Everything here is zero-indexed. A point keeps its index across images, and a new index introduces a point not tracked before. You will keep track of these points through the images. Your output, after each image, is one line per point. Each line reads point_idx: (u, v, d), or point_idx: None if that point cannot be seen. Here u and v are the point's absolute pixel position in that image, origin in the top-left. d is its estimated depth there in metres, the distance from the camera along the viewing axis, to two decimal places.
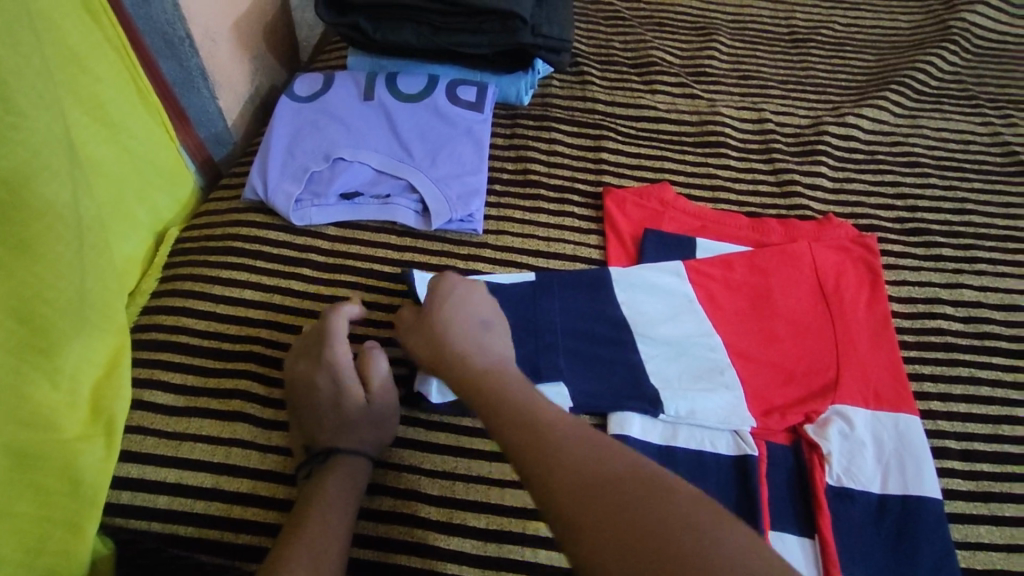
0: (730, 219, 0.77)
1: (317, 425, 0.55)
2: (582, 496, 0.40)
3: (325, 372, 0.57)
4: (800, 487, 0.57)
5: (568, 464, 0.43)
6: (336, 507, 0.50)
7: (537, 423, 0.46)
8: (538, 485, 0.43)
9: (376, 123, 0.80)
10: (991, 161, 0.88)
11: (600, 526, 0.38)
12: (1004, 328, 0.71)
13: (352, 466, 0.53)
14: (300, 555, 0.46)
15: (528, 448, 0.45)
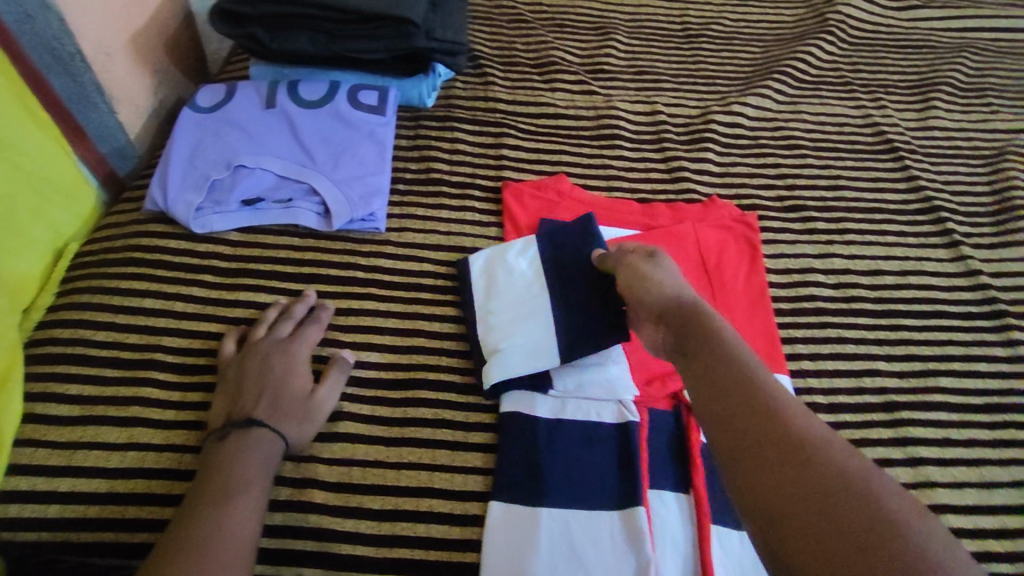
0: (623, 205, 0.82)
1: (246, 395, 0.58)
2: (775, 463, 0.41)
3: (276, 356, 0.61)
4: (679, 448, 0.62)
5: (760, 428, 0.43)
6: (248, 492, 0.51)
7: (729, 379, 0.47)
8: (715, 426, 0.46)
9: (279, 130, 0.82)
10: (863, 141, 0.96)
11: (769, 492, 0.40)
12: (869, 292, 0.78)
13: (267, 444, 0.55)
14: (212, 542, 0.47)
15: (720, 391, 0.47)
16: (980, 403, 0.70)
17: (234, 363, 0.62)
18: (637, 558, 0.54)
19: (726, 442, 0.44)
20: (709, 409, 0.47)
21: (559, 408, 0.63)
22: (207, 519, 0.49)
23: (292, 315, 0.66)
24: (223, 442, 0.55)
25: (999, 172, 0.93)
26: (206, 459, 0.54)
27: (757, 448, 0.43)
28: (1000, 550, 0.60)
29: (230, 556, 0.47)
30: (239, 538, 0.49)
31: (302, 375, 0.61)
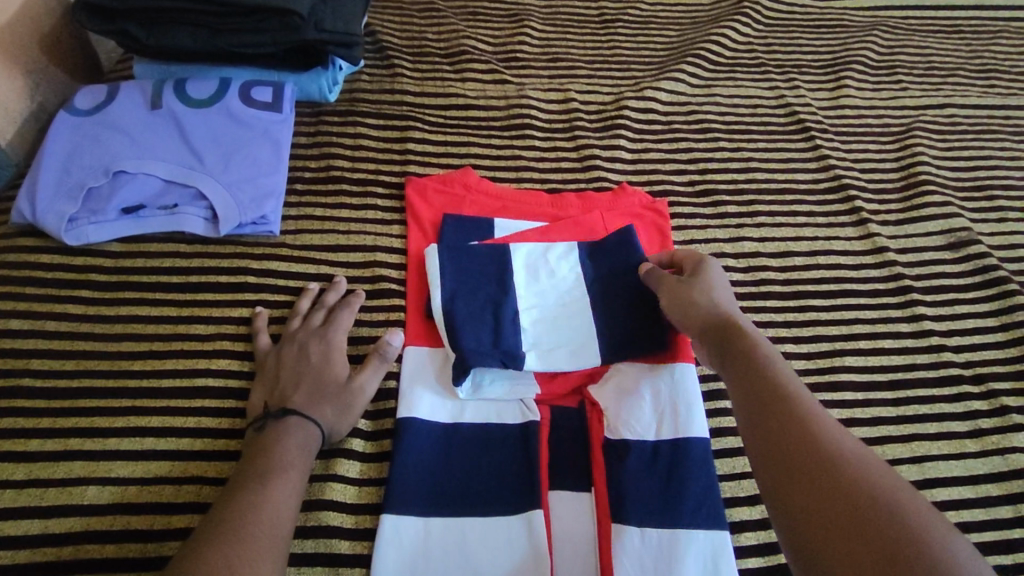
0: (531, 197, 0.80)
1: (286, 385, 0.59)
2: (805, 472, 0.44)
3: (314, 345, 0.62)
4: (581, 444, 0.61)
5: (797, 437, 0.46)
6: (287, 482, 0.51)
7: (768, 391, 0.50)
8: (754, 429, 0.49)
9: (164, 130, 0.76)
10: (776, 122, 0.97)
11: (798, 496, 0.44)
12: (779, 273, 0.79)
13: (305, 429, 0.55)
14: (249, 532, 0.46)
15: (761, 399, 0.50)
16: (885, 380, 0.71)
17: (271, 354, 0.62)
18: (533, 561, 0.53)
19: (762, 445, 0.47)
20: (748, 415, 0.50)
21: (458, 411, 0.61)
22: (246, 509, 0.48)
23: (325, 304, 0.67)
24: (263, 432, 0.55)
25: (907, 148, 0.95)
26: (247, 450, 0.54)
27: (796, 454, 0.46)
28: None
29: (269, 547, 0.46)
30: (276, 530, 0.48)
31: (341, 363, 0.61)
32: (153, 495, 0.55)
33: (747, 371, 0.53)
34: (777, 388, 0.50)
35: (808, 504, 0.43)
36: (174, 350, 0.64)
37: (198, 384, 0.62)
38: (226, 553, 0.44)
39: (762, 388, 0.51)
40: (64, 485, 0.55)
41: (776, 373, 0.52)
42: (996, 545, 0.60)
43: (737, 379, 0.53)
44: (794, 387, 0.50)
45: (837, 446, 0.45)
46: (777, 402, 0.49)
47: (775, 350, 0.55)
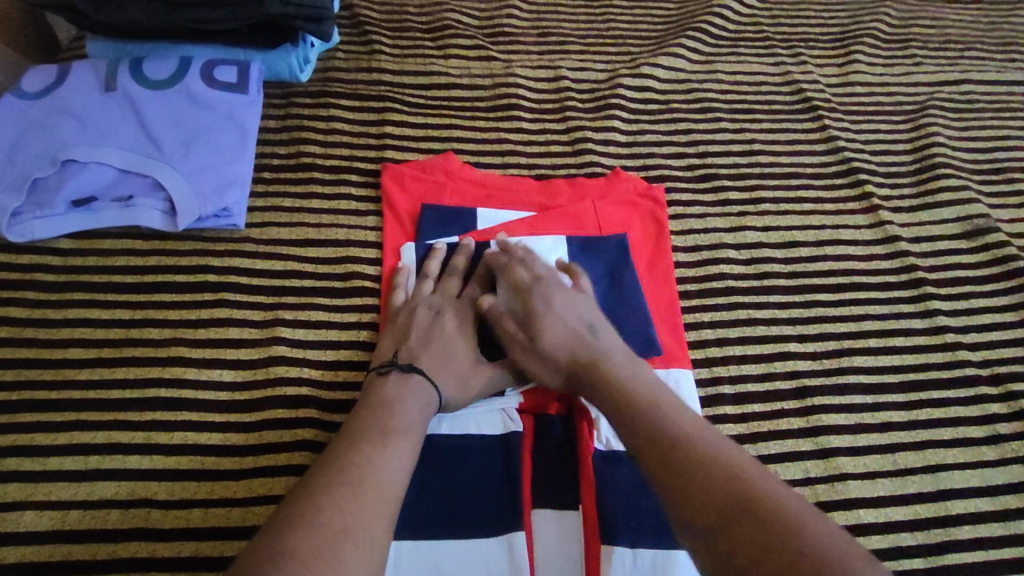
0: (517, 184, 0.74)
1: (412, 343, 0.57)
2: (693, 482, 0.41)
3: (447, 312, 0.60)
4: (566, 458, 0.56)
5: (677, 444, 0.44)
6: (389, 485, 0.45)
7: (643, 400, 0.48)
8: (637, 441, 0.45)
9: (119, 115, 0.70)
10: (781, 100, 0.91)
11: (695, 508, 0.40)
12: (783, 266, 0.73)
13: (422, 391, 0.52)
14: (338, 542, 0.40)
15: (633, 412, 0.47)
16: (896, 382, 0.66)
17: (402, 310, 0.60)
18: None
19: (652, 459, 0.44)
20: (631, 428, 0.46)
21: (434, 424, 0.56)
22: (339, 510, 0.42)
23: (457, 271, 0.63)
24: (369, 419, 0.49)
25: (921, 128, 0.89)
26: (346, 434, 0.48)
27: (697, 476, 0.41)
28: (911, 544, 0.56)
29: (370, 550, 0.41)
30: (369, 543, 0.41)
31: (468, 332, 0.59)
32: (99, 519, 0.51)
33: (614, 391, 0.49)
34: (643, 399, 0.48)
35: (707, 518, 0.39)
36: (126, 356, 0.59)
37: (153, 393, 0.57)
38: (308, 558, 0.38)
39: (631, 402, 0.48)
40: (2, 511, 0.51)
41: (644, 392, 0.49)
42: (1014, 563, 0.56)
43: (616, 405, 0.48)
44: (666, 402, 0.48)
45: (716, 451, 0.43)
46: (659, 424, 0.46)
47: (631, 364, 0.52)
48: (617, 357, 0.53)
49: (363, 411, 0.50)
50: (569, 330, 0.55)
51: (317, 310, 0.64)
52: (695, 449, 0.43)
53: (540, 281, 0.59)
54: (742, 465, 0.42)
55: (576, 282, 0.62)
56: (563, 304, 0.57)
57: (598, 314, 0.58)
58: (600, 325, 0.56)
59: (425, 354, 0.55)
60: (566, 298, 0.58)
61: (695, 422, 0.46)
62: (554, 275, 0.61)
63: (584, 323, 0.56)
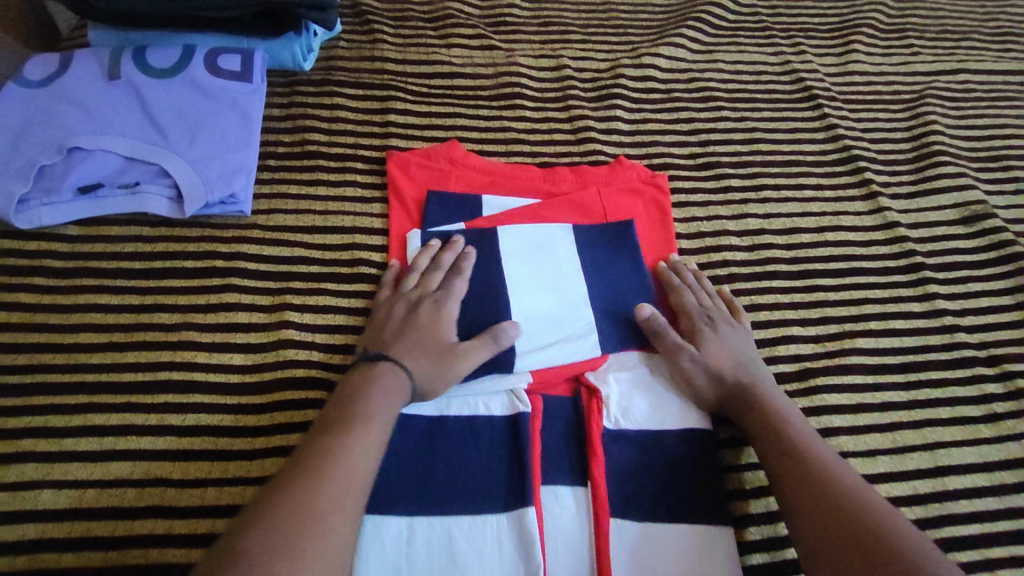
0: (521, 171, 0.75)
1: (388, 335, 0.57)
2: (817, 500, 0.47)
3: (421, 303, 0.59)
4: (576, 437, 0.57)
5: (806, 465, 0.50)
6: (356, 478, 0.44)
7: (777, 422, 0.54)
8: (769, 459, 0.52)
9: (124, 103, 0.70)
10: (781, 89, 0.91)
11: (816, 522, 0.46)
12: (784, 252, 0.74)
13: (391, 383, 0.52)
14: (305, 542, 0.40)
15: (768, 431, 0.53)
16: (897, 364, 0.67)
17: (382, 304, 0.61)
18: (525, 563, 0.50)
19: (782, 473, 0.50)
20: (766, 445, 0.53)
21: (443, 404, 0.57)
22: (305, 511, 0.41)
23: (437, 266, 0.63)
24: (334, 418, 0.48)
25: (919, 117, 0.90)
26: (311, 432, 0.47)
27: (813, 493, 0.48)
28: (911, 518, 0.58)
29: (335, 548, 0.41)
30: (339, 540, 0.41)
31: (444, 322, 0.58)
32: (116, 499, 0.51)
33: (753, 411, 0.55)
34: (779, 420, 0.54)
35: (826, 529, 0.45)
36: (136, 341, 0.59)
37: (164, 377, 0.57)
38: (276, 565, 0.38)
39: (768, 424, 0.54)
40: (15, 492, 0.51)
41: (780, 412, 0.54)
42: (1014, 536, 0.57)
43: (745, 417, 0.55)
44: (797, 424, 0.53)
45: (839, 474, 0.48)
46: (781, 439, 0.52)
47: (778, 394, 0.57)
48: (769, 388, 0.57)
49: (329, 411, 0.49)
50: (730, 355, 0.59)
51: (326, 295, 0.65)
52: (815, 466, 0.49)
53: (707, 307, 0.63)
54: (854, 486, 0.48)
55: (738, 315, 0.65)
56: (724, 332, 0.61)
57: (758, 355, 0.61)
58: (756, 359, 0.60)
59: (400, 345, 0.55)
60: (729, 327, 0.62)
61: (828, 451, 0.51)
62: (720, 303, 0.65)
63: (740, 352, 0.60)
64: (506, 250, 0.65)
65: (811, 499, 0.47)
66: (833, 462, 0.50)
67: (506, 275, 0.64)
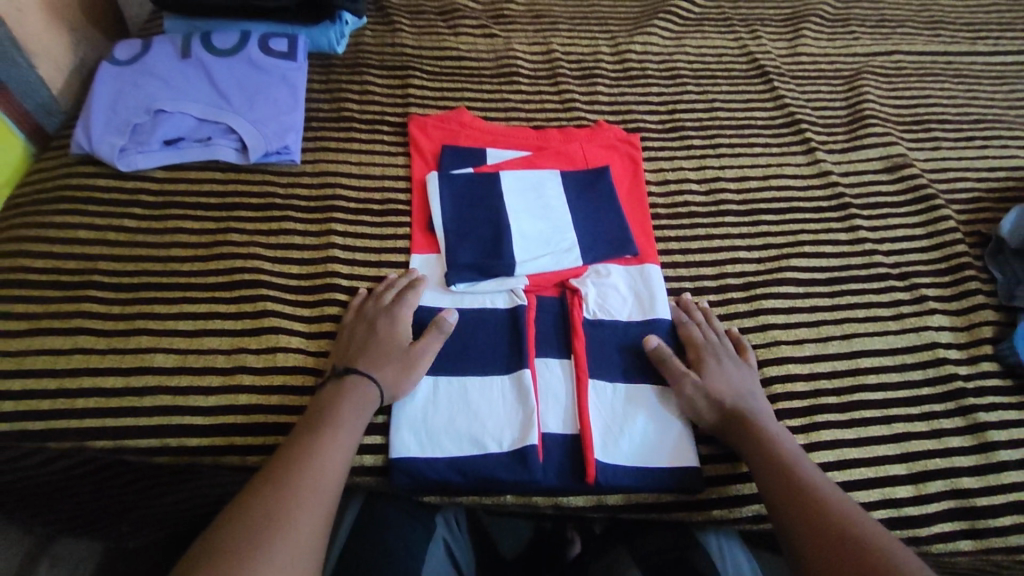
0: (518, 131, 0.91)
1: (351, 352, 0.65)
2: (802, 504, 0.56)
3: (381, 316, 0.68)
4: (563, 324, 0.72)
5: (790, 476, 0.58)
6: (332, 471, 0.56)
7: (766, 439, 0.62)
8: (759, 467, 0.60)
9: (195, 77, 0.87)
10: (739, 68, 1.08)
11: (801, 521, 0.55)
12: (736, 195, 0.90)
13: (364, 391, 0.62)
14: (294, 520, 0.51)
15: (758, 447, 0.62)
16: (824, 279, 0.83)
17: (345, 326, 0.69)
18: (523, 406, 0.65)
19: (770, 483, 0.59)
20: (756, 459, 0.61)
21: (458, 300, 0.73)
22: (293, 497, 0.52)
23: (394, 287, 0.72)
24: (312, 425, 0.59)
25: (855, 89, 1.06)
26: (290, 446, 0.57)
27: (797, 494, 0.57)
28: (830, 388, 0.74)
29: (309, 544, 0.51)
30: (320, 519, 0.53)
31: (401, 332, 0.67)
32: (210, 362, 0.66)
33: (747, 432, 0.63)
34: (767, 438, 0.62)
35: (810, 528, 0.54)
36: (216, 253, 0.74)
37: (239, 278, 0.72)
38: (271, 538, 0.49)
39: (759, 442, 0.62)
40: (132, 355, 0.66)
41: (769, 432, 0.63)
42: (905, 402, 0.74)
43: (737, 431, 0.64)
44: (781, 441, 0.62)
45: (815, 483, 0.58)
46: (770, 450, 0.61)
47: (773, 421, 0.65)
48: (764, 418, 0.65)
49: (308, 418, 0.60)
50: (731, 388, 0.67)
51: (362, 223, 0.80)
52: (796, 472, 0.59)
53: (715, 343, 0.71)
54: (829, 492, 0.57)
55: (744, 354, 0.73)
56: (729, 366, 0.69)
57: (760, 390, 0.69)
58: (756, 396, 0.67)
59: (362, 359, 0.64)
60: (733, 362, 0.69)
61: (808, 465, 0.60)
62: (726, 342, 0.73)
63: (742, 387, 0.67)
64: (507, 188, 0.82)
65: (793, 497, 0.57)
66: (810, 470, 0.59)
67: (507, 207, 0.80)
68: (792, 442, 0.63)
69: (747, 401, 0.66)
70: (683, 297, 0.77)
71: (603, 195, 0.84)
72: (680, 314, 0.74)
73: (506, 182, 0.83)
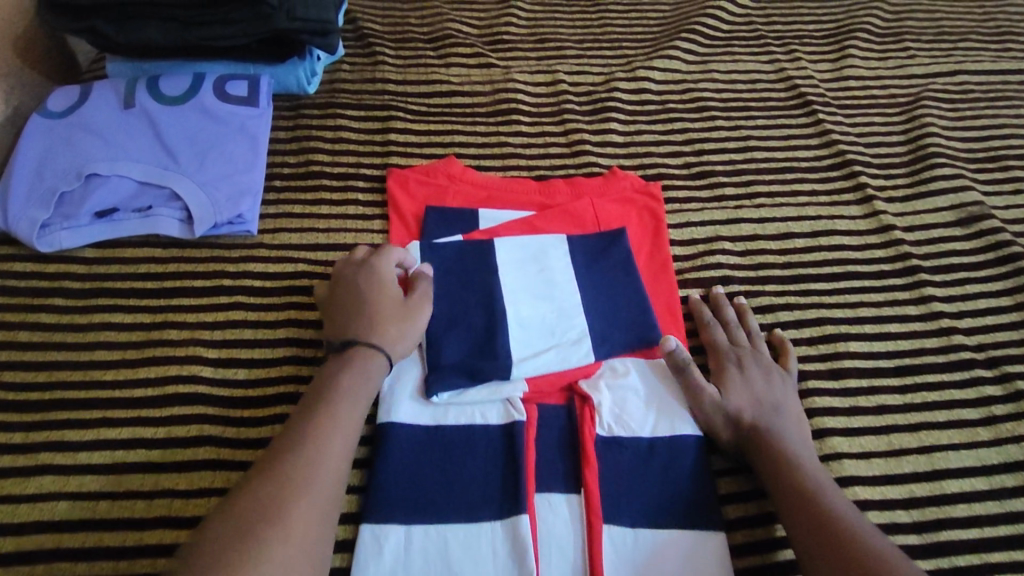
0: (517, 185, 0.77)
1: (340, 320, 0.58)
2: (814, 526, 0.50)
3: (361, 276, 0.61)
4: (571, 445, 0.59)
5: (803, 492, 0.52)
6: (329, 464, 0.48)
7: (780, 450, 0.56)
8: (772, 483, 0.55)
9: (139, 130, 0.74)
10: (776, 97, 0.93)
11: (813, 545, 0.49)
12: (778, 258, 0.75)
13: (368, 358, 0.55)
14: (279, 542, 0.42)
15: (770, 460, 0.56)
16: (891, 366, 0.67)
17: (323, 301, 0.61)
18: (520, 569, 0.51)
19: (782, 501, 0.53)
20: (768, 474, 0.55)
21: (441, 414, 0.59)
22: (280, 499, 0.44)
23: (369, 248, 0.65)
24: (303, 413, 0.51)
25: (915, 119, 0.90)
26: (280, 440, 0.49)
27: (809, 504, 0.51)
28: (906, 521, 0.58)
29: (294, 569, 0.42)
30: (312, 522, 0.45)
31: (393, 286, 0.61)
32: (125, 511, 0.54)
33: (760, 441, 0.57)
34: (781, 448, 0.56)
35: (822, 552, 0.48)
36: (149, 356, 0.62)
37: (173, 390, 0.60)
38: (252, 550, 0.41)
39: (772, 454, 0.56)
40: (33, 502, 0.54)
41: (785, 442, 0.57)
42: (1008, 542, 0.57)
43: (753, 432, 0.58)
44: (799, 454, 0.56)
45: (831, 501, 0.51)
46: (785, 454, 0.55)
47: (795, 431, 0.58)
48: (788, 430, 0.58)
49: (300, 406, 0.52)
50: (753, 398, 0.60)
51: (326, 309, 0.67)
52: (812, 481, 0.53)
53: (738, 345, 0.65)
54: (849, 512, 0.50)
55: (784, 358, 0.65)
56: (751, 370, 0.62)
57: (793, 397, 0.62)
58: (788, 408, 0.60)
59: (356, 322, 0.57)
60: (760, 368, 0.63)
61: (827, 481, 0.54)
62: (756, 344, 0.66)
63: (768, 398, 0.60)
64: (503, 260, 0.68)
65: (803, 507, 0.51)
66: (829, 487, 0.53)
67: (503, 285, 0.66)
68: (813, 455, 0.57)
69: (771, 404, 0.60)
70: (714, 291, 0.71)
71: (620, 266, 0.69)
72: (705, 314, 0.68)
73: (503, 252, 0.68)
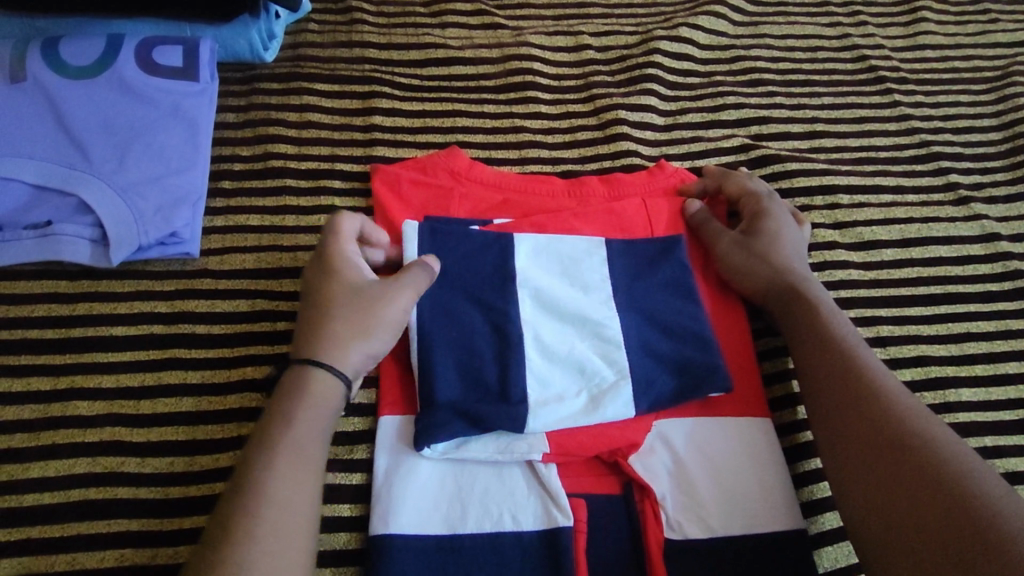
0: (539, 185, 0.59)
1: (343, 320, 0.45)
2: (854, 431, 0.44)
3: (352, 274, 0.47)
4: (630, 552, 0.45)
5: (843, 388, 0.46)
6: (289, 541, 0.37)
7: (826, 338, 0.48)
8: (812, 376, 0.48)
9: (32, 113, 0.54)
10: (842, 69, 0.76)
11: (851, 457, 0.43)
12: (862, 274, 0.62)
13: (318, 389, 0.43)
14: None
15: (809, 346, 0.49)
16: (1013, 420, 0.56)
17: (334, 276, 0.47)
18: None
19: (820, 400, 0.46)
20: (808, 365, 0.48)
21: (456, 518, 0.44)
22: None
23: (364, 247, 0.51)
24: (235, 502, 0.38)
25: (1007, 99, 0.75)
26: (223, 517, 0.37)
27: (851, 402, 0.45)
28: None
29: None
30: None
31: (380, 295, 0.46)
32: None
33: (802, 321, 0.51)
34: (825, 332, 0.49)
35: (862, 462, 0.42)
36: (42, 446, 0.46)
37: (82, 496, 0.45)
38: None
39: (816, 341, 0.49)
40: None
41: (830, 325, 0.49)
42: None
43: (819, 377, 0.47)
44: (846, 339, 0.48)
45: (883, 396, 0.44)
46: (862, 394, 0.45)
47: (829, 300, 0.52)
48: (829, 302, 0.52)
49: (234, 487, 0.39)
50: (783, 262, 0.54)
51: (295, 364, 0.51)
52: (903, 425, 0.42)
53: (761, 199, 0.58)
54: (903, 404, 0.44)
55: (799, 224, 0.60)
56: (779, 232, 0.56)
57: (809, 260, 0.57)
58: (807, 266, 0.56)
59: (361, 346, 0.44)
60: (770, 226, 0.56)
61: (877, 368, 0.46)
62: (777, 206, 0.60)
63: (798, 263, 0.55)
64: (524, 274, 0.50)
65: (889, 470, 0.41)
66: (879, 373, 0.46)
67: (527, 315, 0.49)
68: (859, 338, 0.49)
69: (817, 313, 0.50)
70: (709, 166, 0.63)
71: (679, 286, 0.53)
72: (700, 181, 0.61)
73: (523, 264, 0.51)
